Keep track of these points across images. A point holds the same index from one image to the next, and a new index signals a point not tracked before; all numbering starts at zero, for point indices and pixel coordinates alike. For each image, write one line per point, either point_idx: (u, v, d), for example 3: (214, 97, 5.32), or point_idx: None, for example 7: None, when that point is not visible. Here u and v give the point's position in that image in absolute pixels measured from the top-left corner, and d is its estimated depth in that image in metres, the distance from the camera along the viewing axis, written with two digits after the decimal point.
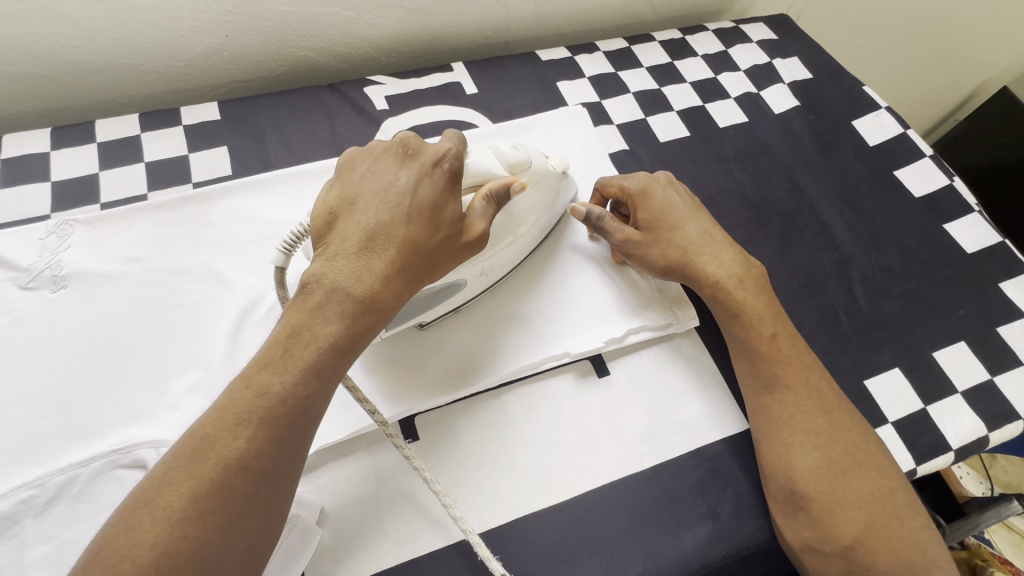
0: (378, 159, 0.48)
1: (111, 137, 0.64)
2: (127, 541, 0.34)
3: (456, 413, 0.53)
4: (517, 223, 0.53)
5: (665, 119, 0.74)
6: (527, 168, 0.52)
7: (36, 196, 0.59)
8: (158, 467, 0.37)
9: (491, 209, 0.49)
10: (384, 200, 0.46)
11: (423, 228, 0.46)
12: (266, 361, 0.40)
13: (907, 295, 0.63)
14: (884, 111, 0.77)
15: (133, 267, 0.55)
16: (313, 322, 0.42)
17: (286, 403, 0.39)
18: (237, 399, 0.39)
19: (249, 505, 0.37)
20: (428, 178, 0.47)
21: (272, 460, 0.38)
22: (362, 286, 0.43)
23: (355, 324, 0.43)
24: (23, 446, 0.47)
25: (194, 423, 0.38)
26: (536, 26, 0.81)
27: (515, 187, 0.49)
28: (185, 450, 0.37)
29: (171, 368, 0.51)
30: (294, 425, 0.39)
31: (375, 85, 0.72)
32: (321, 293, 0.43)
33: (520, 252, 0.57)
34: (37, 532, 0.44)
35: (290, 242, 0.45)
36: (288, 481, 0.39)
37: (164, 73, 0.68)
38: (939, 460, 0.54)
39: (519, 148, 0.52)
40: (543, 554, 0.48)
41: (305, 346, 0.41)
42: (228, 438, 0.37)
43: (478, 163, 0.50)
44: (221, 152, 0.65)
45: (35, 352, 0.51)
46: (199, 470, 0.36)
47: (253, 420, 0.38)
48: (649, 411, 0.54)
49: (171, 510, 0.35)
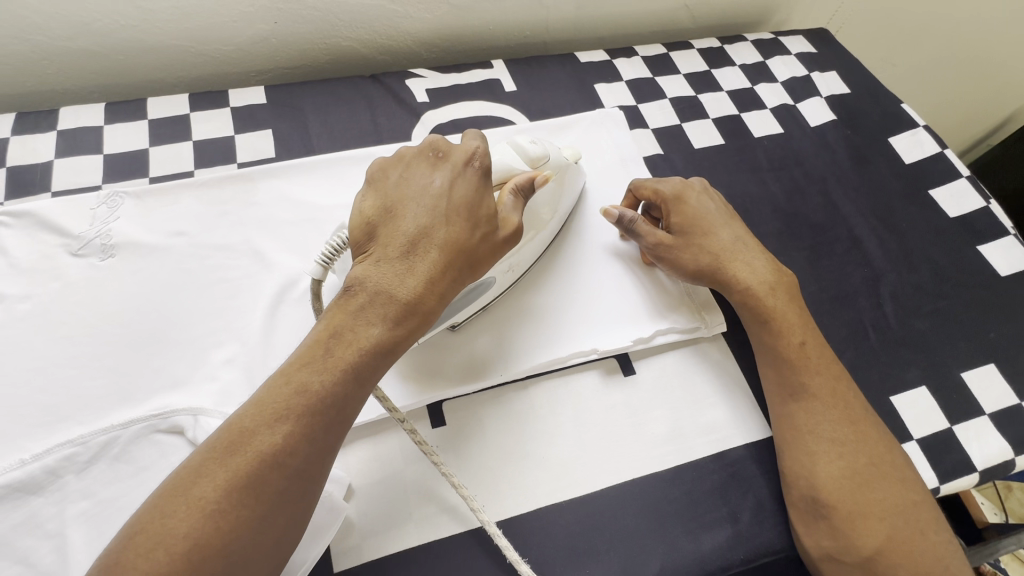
0: (414, 161, 0.49)
1: (162, 114, 0.66)
2: (162, 530, 0.35)
3: (483, 401, 0.54)
4: (539, 215, 0.55)
5: (701, 126, 0.74)
6: (546, 162, 0.54)
7: (89, 167, 0.61)
8: (194, 457, 0.38)
9: (520, 202, 0.50)
10: (424, 204, 0.46)
11: (463, 233, 0.46)
12: (306, 360, 0.41)
13: (937, 314, 0.63)
14: (922, 129, 0.76)
15: (177, 241, 0.57)
16: (354, 322, 0.43)
17: (323, 403, 0.40)
18: (275, 396, 0.40)
19: (282, 500, 0.38)
20: (463, 180, 0.48)
21: (306, 456, 0.39)
22: (403, 290, 0.43)
23: (396, 326, 0.43)
24: (68, 405, 0.49)
25: (231, 416, 0.39)
26: (576, 28, 0.82)
27: (540, 179, 0.51)
28: (222, 444, 0.38)
29: (210, 340, 0.53)
30: (329, 423, 0.40)
31: (416, 78, 0.73)
32: (362, 295, 0.43)
33: (541, 245, 0.59)
34: (78, 489, 0.45)
35: (328, 256, 0.46)
36: (321, 476, 0.41)
37: (213, 57, 0.70)
38: (963, 480, 0.53)
39: (539, 143, 0.54)
40: (561, 546, 0.48)
41: (345, 347, 0.42)
42: (265, 432, 0.38)
43: (501, 158, 0.51)
44: (266, 135, 0.66)
45: (82, 316, 0.53)
46: (235, 464, 0.37)
47: (291, 418, 0.39)
48: (672, 412, 0.55)
49: (205, 501, 0.36)
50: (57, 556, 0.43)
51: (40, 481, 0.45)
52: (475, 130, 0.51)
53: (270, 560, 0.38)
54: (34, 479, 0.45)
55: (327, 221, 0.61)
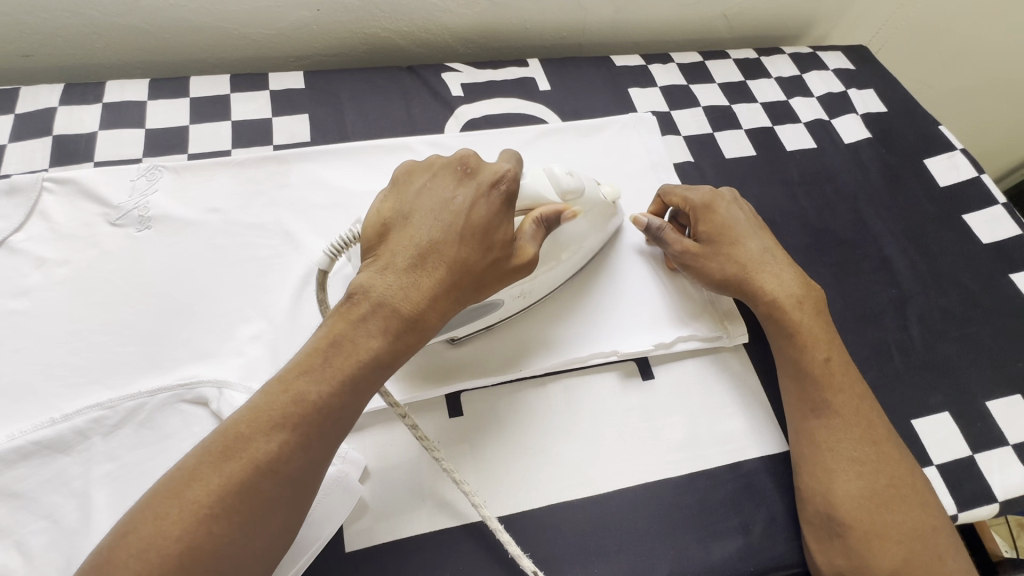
0: (440, 174, 0.48)
1: (202, 93, 0.67)
2: (154, 531, 0.35)
3: (502, 395, 0.54)
4: (562, 248, 0.53)
5: (733, 136, 0.74)
6: (579, 196, 0.52)
7: (131, 140, 0.63)
8: (189, 458, 0.38)
9: (540, 233, 0.48)
10: (440, 217, 0.46)
11: (474, 251, 0.45)
12: (306, 367, 0.40)
13: (965, 340, 0.62)
14: (959, 152, 0.75)
15: (212, 218, 0.58)
16: (354, 333, 0.42)
17: (320, 412, 0.39)
18: (272, 402, 0.39)
19: (275, 507, 0.38)
20: (487, 204, 0.46)
21: (301, 465, 0.39)
22: (407, 303, 0.43)
23: (395, 339, 0.43)
24: (100, 368, 0.50)
25: (227, 420, 0.39)
26: (613, 31, 0.82)
27: (567, 214, 0.49)
28: (217, 448, 0.38)
29: (238, 316, 0.54)
30: (326, 432, 0.40)
31: (452, 72, 0.74)
32: (364, 303, 0.43)
33: (561, 276, 0.56)
34: (104, 451, 0.46)
35: (337, 247, 0.47)
36: (315, 485, 0.40)
37: (255, 40, 0.71)
38: (983, 509, 0.53)
39: (575, 175, 0.52)
40: (572, 544, 0.48)
41: (344, 358, 0.41)
42: (260, 440, 0.38)
43: (532, 186, 0.50)
44: (302, 119, 0.67)
45: (116, 284, 0.54)
46: (230, 469, 0.37)
47: (287, 427, 0.38)
48: (689, 419, 0.54)
49: (199, 505, 0.36)
50: (80, 514, 0.44)
51: (68, 440, 0.46)
52: (513, 151, 0.52)
53: (262, 563, 0.37)
54: (63, 439, 0.46)
55: (358, 207, 0.61)
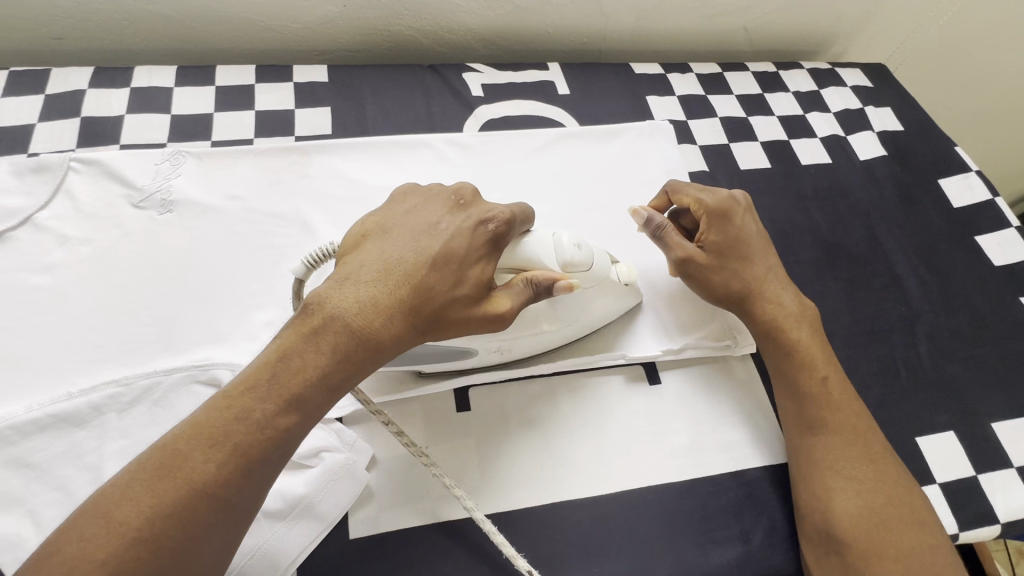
0: (427, 201, 0.49)
1: (227, 81, 0.68)
2: (76, 554, 0.33)
3: (509, 393, 0.55)
4: (551, 315, 0.51)
5: (749, 148, 0.74)
6: (585, 270, 0.50)
7: (157, 125, 0.64)
8: (122, 474, 0.36)
9: (527, 293, 0.47)
10: (416, 240, 0.46)
11: (443, 275, 0.44)
12: (254, 383, 0.39)
13: (973, 361, 0.62)
14: (974, 174, 0.75)
15: (232, 205, 0.59)
16: (308, 350, 0.41)
17: (266, 430, 0.38)
18: (215, 417, 0.38)
19: (210, 531, 0.36)
20: (466, 231, 0.46)
21: (241, 486, 0.37)
22: (367, 323, 0.42)
23: (350, 360, 0.41)
24: (117, 347, 0.51)
25: (167, 434, 0.38)
26: (633, 38, 0.82)
27: (561, 284, 0.47)
28: (153, 465, 0.36)
29: (254, 303, 0.55)
30: (269, 455, 0.39)
31: (473, 72, 0.75)
32: (322, 320, 0.42)
33: (545, 343, 0.54)
34: (118, 427, 0.47)
35: (313, 260, 0.46)
36: (254, 508, 0.39)
37: (281, 32, 0.72)
38: (984, 530, 0.53)
39: (584, 248, 0.50)
40: (572, 543, 0.49)
41: (294, 375, 0.40)
42: (198, 457, 0.36)
43: (531, 249, 0.48)
44: (324, 112, 0.68)
45: (136, 265, 0.55)
46: (164, 488, 0.35)
47: (229, 444, 0.37)
48: (694, 426, 0.55)
49: (126, 527, 0.34)
50: (93, 487, 0.45)
51: (84, 415, 0.47)
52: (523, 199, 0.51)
53: None
54: (79, 413, 0.47)
55: (375, 200, 0.62)
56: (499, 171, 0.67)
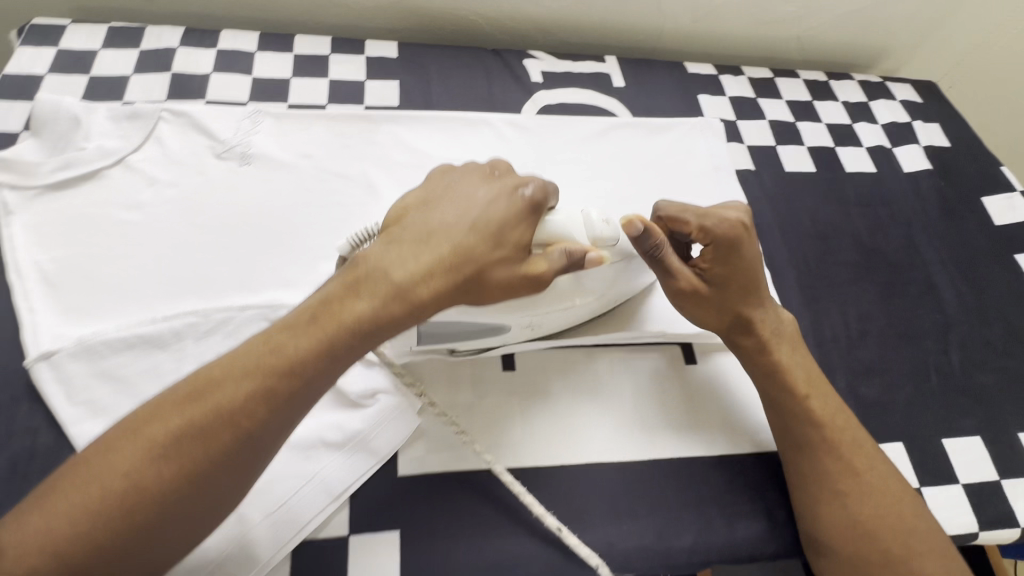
0: (472, 169, 0.50)
1: (305, 50, 0.73)
2: (106, 462, 0.35)
3: (551, 360, 0.58)
4: (581, 291, 0.51)
5: (795, 152, 0.77)
6: (611, 246, 0.50)
7: (239, 85, 0.69)
8: (161, 395, 0.39)
9: (564, 262, 0.46)
10: (456, 203, 0.46)
11: (482, 236, 0.44)
12: (291, 324, 0.41)
13: (1004, 372, 0.63)
14: (1018, 194, 0.76)
15: (305, 162, 0.63)
16: (344, 297, 0.41)
17: (292, 369, 0.39)
18: (249, 352, 0.39)
19: (227, 462, 0.37)
20: (506, 197, 0.46)
21: (263, 421, 0.38)
22: (402, 275, 0.42)
23: (383, 310, 0.41)
24: (196, 282, 0.55)
25: (206, 364, 0.40)
26: (688, 39, 0.85)
27: (593, 257, 0.47)
28: (187, 389, 0.38)
29: (320, 254, 0.59)
30: (293, 395, 0.39)
31: (533, 59, 0.78)
32: (360, 269, 0.42)
33: (575, 317, 0.55)
34: (195, 353, 0.51)
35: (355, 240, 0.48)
36: (273, 447, 0.39)
37: (357, 9, 0.76)
38: (1004, 532, 0.54)
39: (611, 223, 0.50)
40: (603, 503, 0.51)
41: (328, 319, 0.40)
42: (226, 388, 0.38)
43: (561, 223, 0.48)
44: (392, 85, 0.72)
45: (216, 210, 0.59)
46: (192, 412, 0.37)
47: (256, 379, 0.38)
48: (726, 407, 0.57)
49: (153, 443, 0.36)
50: None
51: (166, 339, 0.51)
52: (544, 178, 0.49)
53: (203, 517, 0.37)
54: (162, 336, 0.51)
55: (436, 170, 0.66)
56: (553, 153, 0.70)
